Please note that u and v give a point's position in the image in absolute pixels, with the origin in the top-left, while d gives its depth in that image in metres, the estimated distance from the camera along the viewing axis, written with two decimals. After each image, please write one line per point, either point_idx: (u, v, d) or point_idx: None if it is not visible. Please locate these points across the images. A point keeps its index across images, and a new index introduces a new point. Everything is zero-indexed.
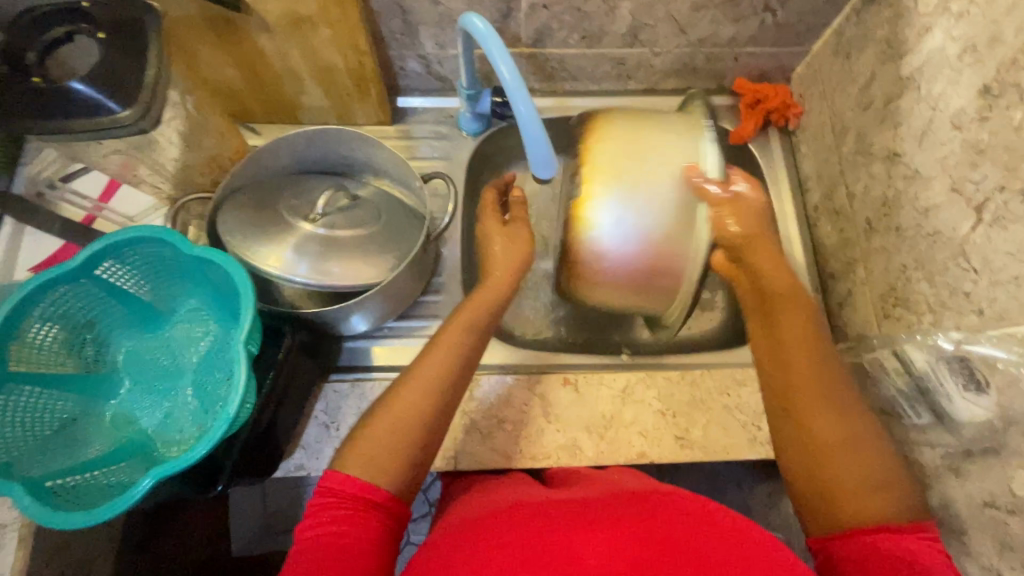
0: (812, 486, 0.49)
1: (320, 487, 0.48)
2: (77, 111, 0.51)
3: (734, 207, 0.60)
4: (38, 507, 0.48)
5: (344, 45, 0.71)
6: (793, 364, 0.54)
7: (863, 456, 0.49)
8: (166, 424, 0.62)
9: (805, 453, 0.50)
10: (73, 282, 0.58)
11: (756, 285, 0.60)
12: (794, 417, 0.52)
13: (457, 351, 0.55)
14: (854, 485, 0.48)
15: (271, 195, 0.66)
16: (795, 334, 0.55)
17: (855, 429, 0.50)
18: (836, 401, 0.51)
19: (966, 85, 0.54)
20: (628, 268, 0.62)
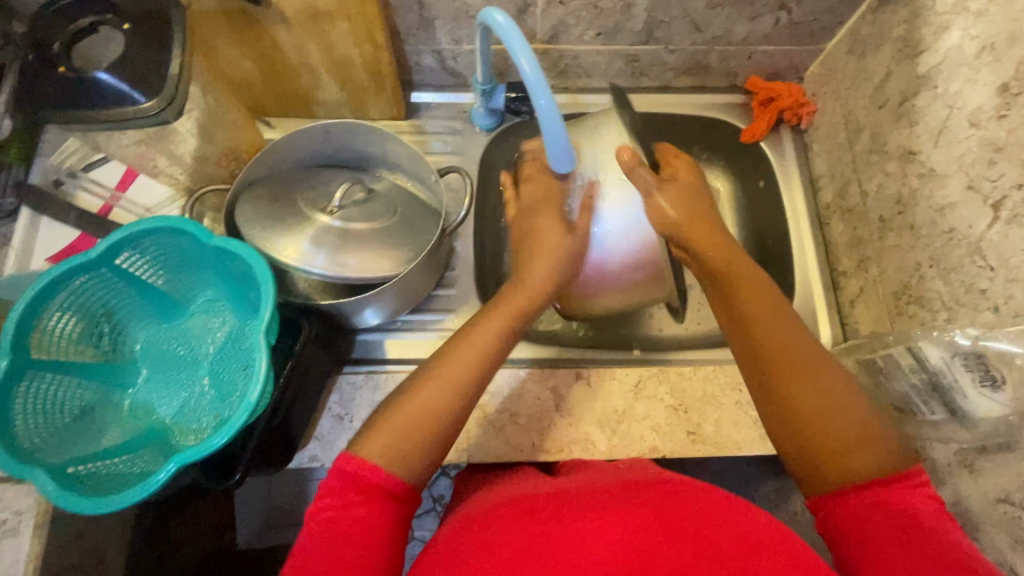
0: (801, 452, 0.49)
1: (333, 469, 0.48)
2: (103, 100, 0.51)
3: (668, 192, 0.67)
4: (62, 492, 0.49)
5: (361, 39, 0.71)
6: (764, 331, 0.54)
7: (844, 414, 0.48)
8: (182, 414, 0.62)
9: (787, 421, 0.50)
10: (92, 271, 0.59)
11: (706, 262, 0.63)
12: (771, 387, 0.52)
13: (480, 349, 0.55)
14: (843, 443, 0.47)
15: (289, 187, 0.66)
16: (758, 303, 0.56)
17: (831, 391, 0.50)
18: (807, 366, 0.51)
19: (984, 83, 0.54)
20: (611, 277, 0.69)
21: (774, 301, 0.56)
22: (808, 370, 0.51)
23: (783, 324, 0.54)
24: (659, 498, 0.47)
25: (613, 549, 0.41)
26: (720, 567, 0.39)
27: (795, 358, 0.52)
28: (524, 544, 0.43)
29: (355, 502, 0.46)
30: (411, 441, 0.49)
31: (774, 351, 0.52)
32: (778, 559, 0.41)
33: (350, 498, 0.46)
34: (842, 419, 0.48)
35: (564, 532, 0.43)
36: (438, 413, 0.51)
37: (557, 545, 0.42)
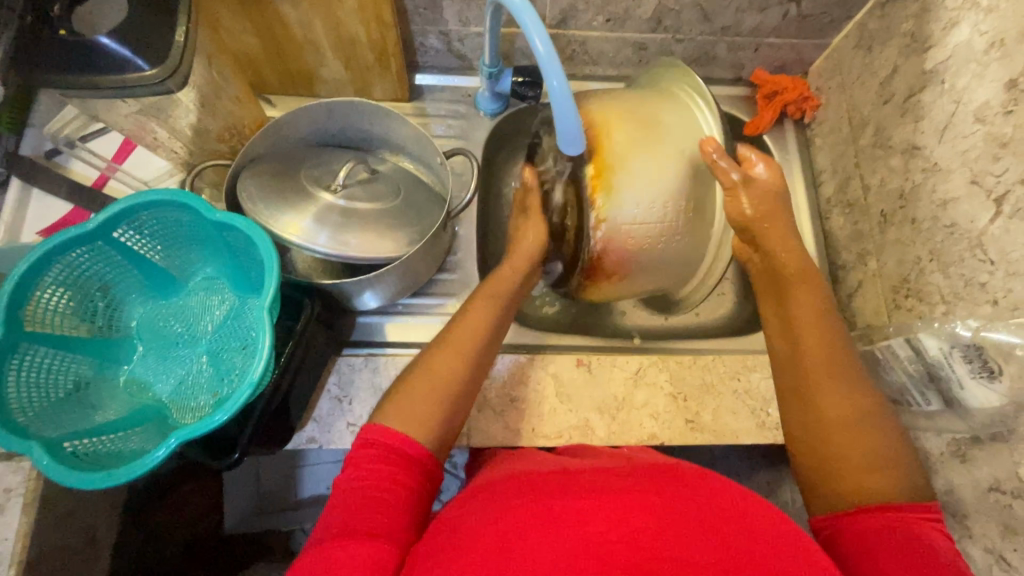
0: (817, 462, 0.52)
1: (364, 442, 0.51)
2: (104, 67, 0.50)
3: (750, 188, 0.63)
4: (58, 467, 0.48)
5: (369, 17, 0.70)
6: (807, 343, 0.56)
7: (871, 433, 0.50)
8: (180, 391, 0.61)
9: (815, 431, 0.53)
10: (90, 244, 0.57)
11: (774, 267, 0.63)
12: (805, 396, 0.54)
13: (489, 317, 0.61)
14: (863, 461, 0.49)
15: (292, 165, 0.65)
16: (808, 314, 0.58)
17: (862, 407, 0.52)
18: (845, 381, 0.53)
19: (992, 79, 0.55)
20: (645, 267, 0.67)
21: (826, 315, 0.58)
22: (845, 386, 0.53)
23: (826, 336, 0.56)
24: (665, 482, 0.47)
25: (624, 526, 0.41)
26: (725, 553, 0.40)
27: (834, 372, 0.54)
28: (538, 512, 0.44)
29: (378, 475, 0.49)
30: (435, 403, 0.54)
31: (816, 364, 0.55)
32: (779, 544, 0.41)
33: (370, 466, 0.50)
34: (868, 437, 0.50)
35: (578, 508, 0.43)
36: (452, 380, 0.56)
37: (569, 516, 0.42)
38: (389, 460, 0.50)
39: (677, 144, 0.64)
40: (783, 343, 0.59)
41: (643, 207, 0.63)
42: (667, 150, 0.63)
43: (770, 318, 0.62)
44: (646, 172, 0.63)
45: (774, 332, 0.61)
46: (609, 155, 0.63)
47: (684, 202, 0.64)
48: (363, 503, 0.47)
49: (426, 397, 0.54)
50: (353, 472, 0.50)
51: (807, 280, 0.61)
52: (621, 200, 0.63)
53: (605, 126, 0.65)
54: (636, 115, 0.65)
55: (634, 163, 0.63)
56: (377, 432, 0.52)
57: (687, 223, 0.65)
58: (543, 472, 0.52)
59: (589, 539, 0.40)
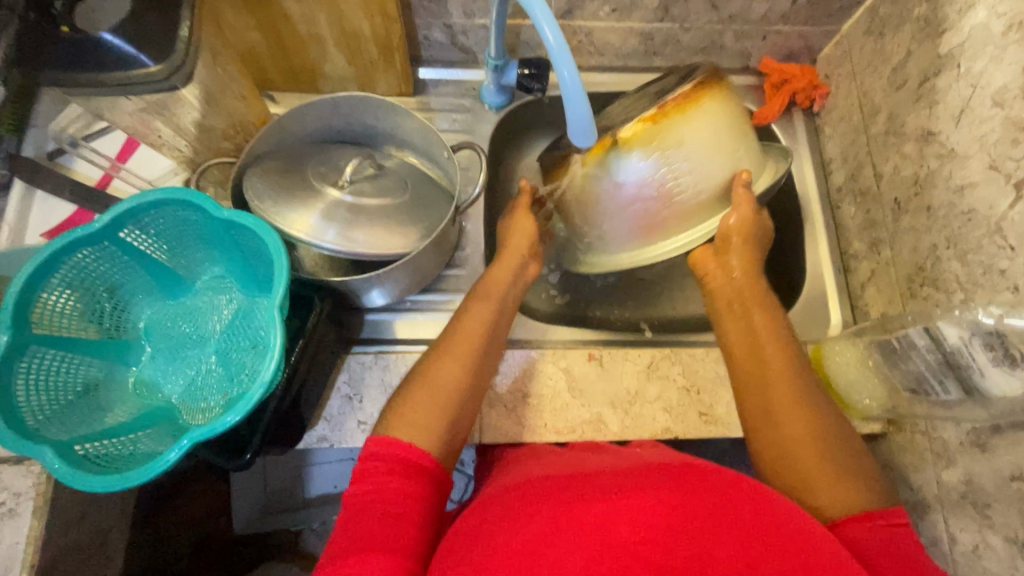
0: (790, 477, 0.52)
1: (365, 454, 0.52)
2: (108, 65, 0.49)
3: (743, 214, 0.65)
4: (69, 470, 0.47)
5: (373, 11, 0.69)
6: (769, 362, 0.58)
7: (833, 449, 0.52)
8: (190, 392, 0.61)
9: (780, 446, 0.53)
10: (95, 244, 0.56)
11: (736, 288, 0.66)
12: (769, 413, 0.55)
13: (484, 324, 0.63)
14: (835, 471, 0.51)
15: (299, 162, 0.65)
16: (769, 336, 0.60)
17: (825, 424, 0.53)
18: (811, 398, 0.55)
19: (1010, 62, 0.54)
20: (622, 203, 0.66)
21: (778, 331, 0.61)
22: (805, 407, 0.54)
23: (789, 355, 0.58)
24: (688, 479, 0.46)
25: (645, 527, 0.41)
26: (750, 551, 0.39)
27: (796, 393, 0.55)
28: (558, 515, 0.44)
29: (382, 484, 0.49)
30: (439, 403, 0.55)
31: (779, 387, 0.56)
32: (802, 540, 0.41)
33: (380, 477, 0.50)
34: (829, 449, 0.52)
35: (599, 510, 0.43)
36: (453, 386, 0.57)
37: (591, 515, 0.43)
38: (400, 472, 0.50)
39: (739, 153, 0.65)
40: (751, 362, 0.59)
41: (668, 158, 0.61)
42: (727, 155, 0.64)
43: (732, 337, 0.63)
44: (709, 134, 0.62)
45: (739, 347, 0.61)
46: (706, 101, 0.61)
47: (693, 193, 0.64)
48: (377, 514, 0.47)
49: (427, 406, 0.55)
50: (361, 482, 0.50)
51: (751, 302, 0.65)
52: (669, 135, 0.60)
53: (720, 85, 0.63)
54: (738, 112, 0.65)
55: (708, 121, 0.62)
56: (384, 443, 0.52)
57: (665, 212, 0.66)
58: (562, 477, 0.51)
59: (612, 540, 0.40)
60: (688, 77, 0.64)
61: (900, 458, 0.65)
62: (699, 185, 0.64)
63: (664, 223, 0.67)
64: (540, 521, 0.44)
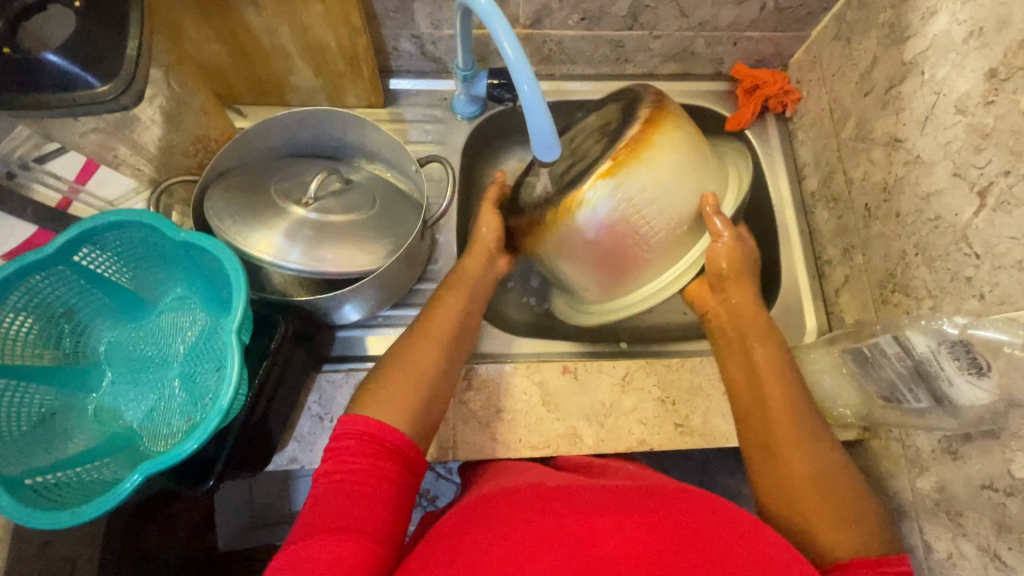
0: (789, 519, 0.53)
1: (344, 428, 0.50)
2: (55, 85, 0.48)
3: (732, 249, 0.64)
4: (19, 506, 0.46)
5: (337, 23, 0.68)
6: (769, 400, 0.58)
7: (839, 487, 0.54)
8: (151, 417, 0.60)
9: (783, 486, 0.54)
10: (49, 269, 0.55)
11: (736, 326, 0.65)
12: (771, 452, 0.56)
13: (451, 320, 0.62)
14: (840, 518, 0.52)
15: (263, 178, 0.63)
16: (770, 374, 0.60)
17: (828, 468, 0.54)
18: (814, 436, 0.56)
19: (972, 69, 0.54)
20: (599, 255, 0.63)
21: (785, 365, 0.61)
22: (808, 445, 0.55)
23: (792, 389, 0.59)
24: (658, 501, 0.47)
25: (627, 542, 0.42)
26: None
27: (799, 432, 0.56)
28: (539, 525, 0.44)
29: (355, 464, 0.49)
30: (410, 392, 0.54)
31: (782, 426, 0.57)
32: (765, 560, 0.42)
33: (355, 458, 0.49)
34: (833, 492, 0.53)
35: (579, 523, 0.43)
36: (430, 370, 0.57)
37: (566, 528, 0.43)
38: (372, 452, 0.49)
39: (703, 178, 0.63)
40: (751, 399, 0.60)
41: (633, 198, 0.59)
42: (692, 181, 0.62)
43: (733, 371, 0.63)
44: (668, 171, 0.60)
45: (739, 383, 0.62)
46: (659, 133, 0.59)
47: (667, 227, 0.62)
48: (350, 496, 0.47)
49: (401, 393, 0.54)
50: (335, 462, 0.49)
51: (751, 329, 0.64)
52: (628, 177, 0.58)
53: (667, 113, 0.62)
54: (693, 136, 0.63)
55: (667, 155, 0.60)
56: (364, 422, 0.51)
57: (648, 252, 0.64)
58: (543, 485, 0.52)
59: (594, 552, 0.41)
60: (630, 111, 0.62)
61: (876, 465, 0.65)
62: (672, 222, 0.62)
63: (650, 263, 0.65)
64: (523, 529, 0.44)
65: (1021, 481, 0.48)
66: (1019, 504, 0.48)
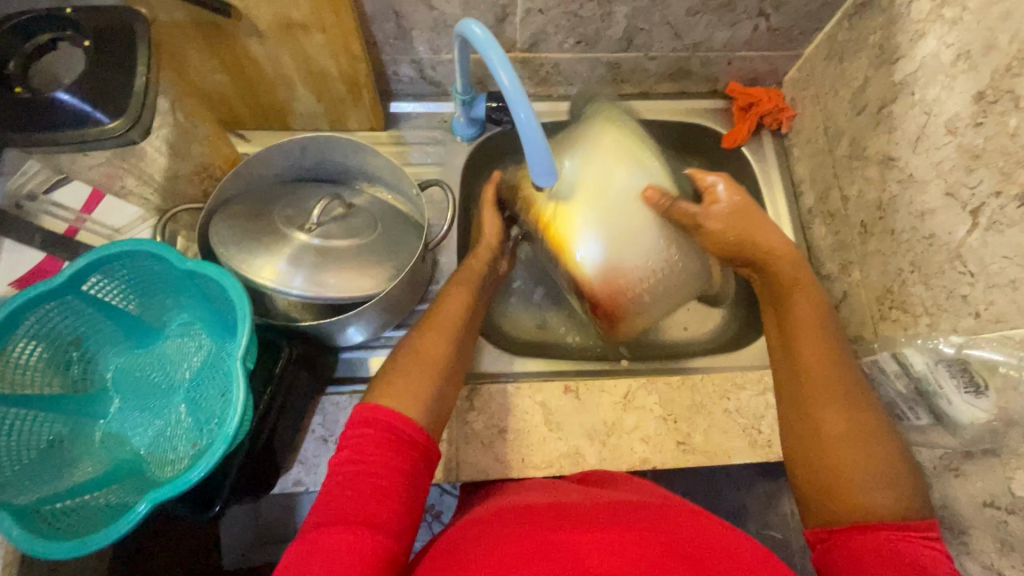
0: (817, 478, 0.53)
1: (361, 420, 0.50)
2: (62, 122, 0.49)
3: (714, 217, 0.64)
4: (28, 536, 0.46)
5: (338, 51, 0.70)
6: (806, 358, 0.58)
7: (867, 451, 0.52)
8: (158, 443, 0.60)
9: (811, 445, 0.54)
10: (58, 298, 0.56)
11: (773, 274, 0.65)
12: (805, 411, 0.56)
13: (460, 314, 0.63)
14: (865, 478, 0.50)
15: (266, 205, 0.65)
16: (805, 326, 0.60)
17: (861, 426, 0.53)
18: (850, 399, 0.55)
19: (961, 91, 0.55)
20: (658, 295, 0.65)
21: (825, 319, 0.61)
22: (845, 403, 0.54)
23: (827, 344, 0.58)
24: (661, 520, 0.47)
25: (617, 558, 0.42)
26: None
27: (837, 385, 0.55)
28: (531, 543, 0.44)
29: (370, 457, 0.48)
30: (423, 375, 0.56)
31: (817, 383, 0.56)
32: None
33: (374, 450, 0.49)
34: (861, 453, 0.52)
35: (568, 541, 0.44)
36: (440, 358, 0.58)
37: (563, 547, 0.43)
38: (387, 445, 0.49)
39: (622, 184, 0.62)
40: (784, 358, 0.61)
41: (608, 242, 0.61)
42: (615, 192, 0.62)
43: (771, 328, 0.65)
44: (596, 205, 0.61)
45: (776, 341, 0.63)
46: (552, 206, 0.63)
47: (652, 233, 0.62)
48: (368, 487, 0.46)
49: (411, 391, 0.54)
50: (352, 451, 0.48)
51: (800, 290, 0.63)
52: (579, 248, 0.62)
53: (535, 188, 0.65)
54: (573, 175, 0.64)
55: (580, 200, 0.62)
56: (384, 415, 0.51)
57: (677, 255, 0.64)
58: (538, 505, 0.52)
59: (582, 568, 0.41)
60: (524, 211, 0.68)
61: None
62: (649, 228, 0.62)
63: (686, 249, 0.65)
64: (514, 547, 0.44)
65: (1022, 499, 0.48)
66: (1021, 522, 0.48)
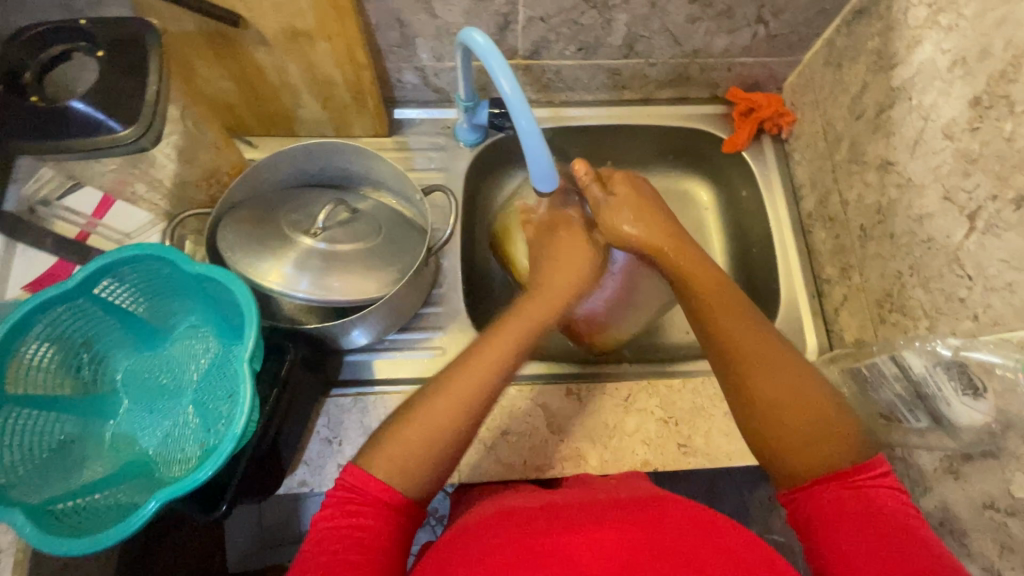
0: (767, 445, 0.52)
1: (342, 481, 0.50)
2: (75, 128, 0.50)
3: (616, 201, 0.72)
4: (40, 533, 0.47)
5: (342, 59, 0.71)
6: (724, 329, 0.57)
7: (803, 409, 0.51)
8: (166, 443, 0.61)
9: (753, 414, 0.53)
10: (70, 301, 0.57)
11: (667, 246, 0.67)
12: (736, 384, 0.55)
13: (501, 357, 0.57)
14: (809, 434, 0.50)
15: (273, 210, 0.66)
16: (711, 294, 0.60)
17: (791, 384, 0.52)
18: (775, 362, 0.54)
19: (957, 96, 0.55)
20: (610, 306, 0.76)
21: (725, 287, 0.61)
22: (774, 364, 0.53)
23: (738, 313, 0.58)
24: (660, 514, 0.48)
25: (608, 559, 0.42)
26: None
27: (758, 352, 0.55)
28: (520, 549, 0.45)
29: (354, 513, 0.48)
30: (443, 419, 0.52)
31: (743, 353, 0.55)
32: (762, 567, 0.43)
33: (348, 510, 0.48)
34: (799, 410, 0.51)
35: (556, 543, 0.44)
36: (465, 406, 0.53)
37: (551, 551, 0.43)
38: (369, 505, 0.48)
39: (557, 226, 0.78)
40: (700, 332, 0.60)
41: None
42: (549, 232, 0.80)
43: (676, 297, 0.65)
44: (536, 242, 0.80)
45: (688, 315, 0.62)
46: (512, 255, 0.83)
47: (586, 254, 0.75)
48: (346, 544, 0.46)
49: (418, 438, 0.51)
50: (335, 512, 0.48)
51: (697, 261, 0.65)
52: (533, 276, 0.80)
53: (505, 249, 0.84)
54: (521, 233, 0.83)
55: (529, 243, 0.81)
56: (361, 476, 0.49)
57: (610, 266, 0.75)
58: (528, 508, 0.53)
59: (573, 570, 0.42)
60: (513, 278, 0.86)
61: None
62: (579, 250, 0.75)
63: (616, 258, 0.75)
64: (503, 553, 0.45)
65: (1021, 502, 0.48)
66: (1020, 524, 0.49)
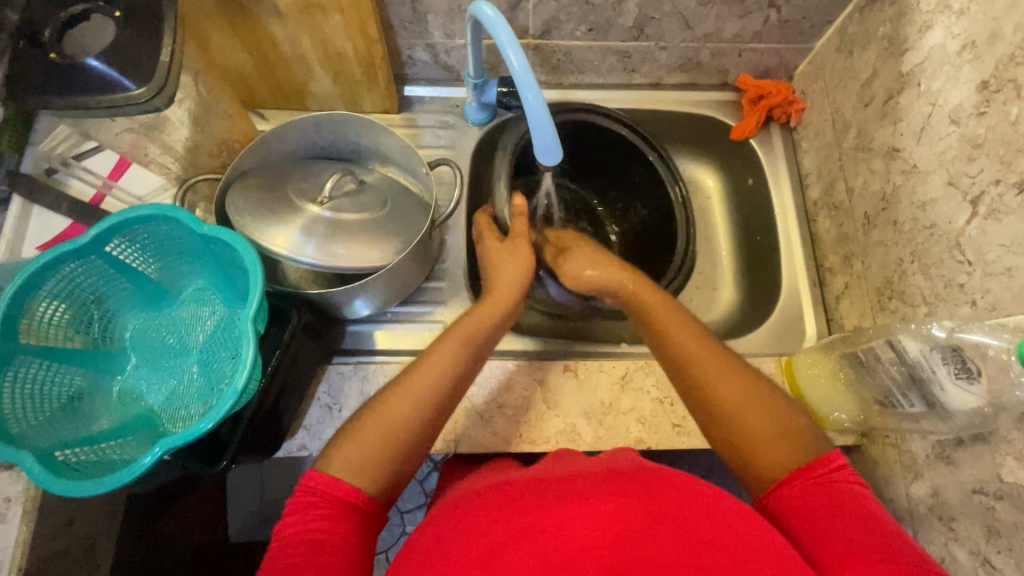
0: (736, 451, 0.52)
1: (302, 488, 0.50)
2: (91, 86, 0.51)
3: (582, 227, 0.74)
4: (49, 475, 0.49)
5: (354, 33, 0.72)
6: (682, 349, 0.58)
7: (764, 415, 0.53)
8: (170, 401, 0.63)
9: (722, 422, 0.54)
10: (82, 258, 0.59)
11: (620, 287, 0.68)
12: (700, 395, 0.55)
13: (437, 383, 0.57)
14: (773, 437, 0.51)
15: (282, 177, 0.67)
16: (663, 319, 0.62)
17: (752, 392, 0.54)
18: (735, 371, 0.56)
19: (965, 81, 0.55)
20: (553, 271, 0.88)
21: (680, 312, 0.62)
22: (733, 376, 0.55)
23: (693, 331, 0.59)
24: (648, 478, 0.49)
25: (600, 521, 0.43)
26: (697, 554, 0.41)
27: (718, 364, 0.56)
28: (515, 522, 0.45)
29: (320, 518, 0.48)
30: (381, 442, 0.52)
31: (705, 366, 0.56)
32: (761, 542, 0.43)
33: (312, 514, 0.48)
34: (763, 415, 0.53)
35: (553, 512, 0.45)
36: (404, 424, 0.54)
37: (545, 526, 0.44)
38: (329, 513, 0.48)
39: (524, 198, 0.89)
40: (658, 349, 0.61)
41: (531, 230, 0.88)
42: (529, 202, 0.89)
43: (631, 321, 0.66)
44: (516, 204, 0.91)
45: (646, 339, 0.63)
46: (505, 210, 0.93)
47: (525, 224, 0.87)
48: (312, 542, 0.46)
49: (373, 435, 0.53)
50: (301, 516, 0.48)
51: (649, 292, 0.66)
52: None
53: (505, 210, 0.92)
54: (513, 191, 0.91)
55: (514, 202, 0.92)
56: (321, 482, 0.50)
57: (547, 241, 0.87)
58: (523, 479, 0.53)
59: (568, 543, 0.42)
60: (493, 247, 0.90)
61: (873, 471, 0.65)
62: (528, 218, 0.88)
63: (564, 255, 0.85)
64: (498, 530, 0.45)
65: (1010, 485, 0.49)
66: (1008, 508, 0.49)
